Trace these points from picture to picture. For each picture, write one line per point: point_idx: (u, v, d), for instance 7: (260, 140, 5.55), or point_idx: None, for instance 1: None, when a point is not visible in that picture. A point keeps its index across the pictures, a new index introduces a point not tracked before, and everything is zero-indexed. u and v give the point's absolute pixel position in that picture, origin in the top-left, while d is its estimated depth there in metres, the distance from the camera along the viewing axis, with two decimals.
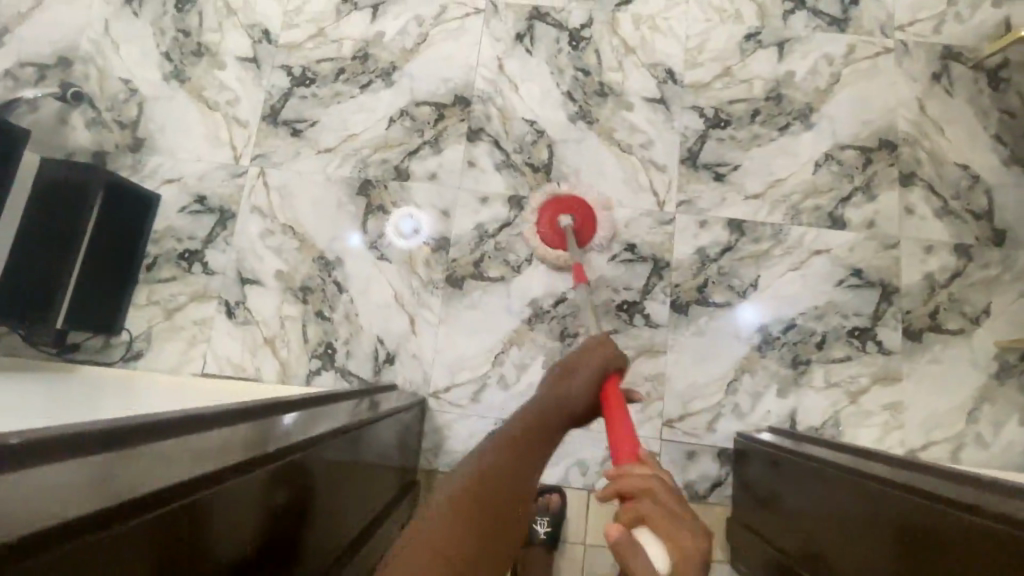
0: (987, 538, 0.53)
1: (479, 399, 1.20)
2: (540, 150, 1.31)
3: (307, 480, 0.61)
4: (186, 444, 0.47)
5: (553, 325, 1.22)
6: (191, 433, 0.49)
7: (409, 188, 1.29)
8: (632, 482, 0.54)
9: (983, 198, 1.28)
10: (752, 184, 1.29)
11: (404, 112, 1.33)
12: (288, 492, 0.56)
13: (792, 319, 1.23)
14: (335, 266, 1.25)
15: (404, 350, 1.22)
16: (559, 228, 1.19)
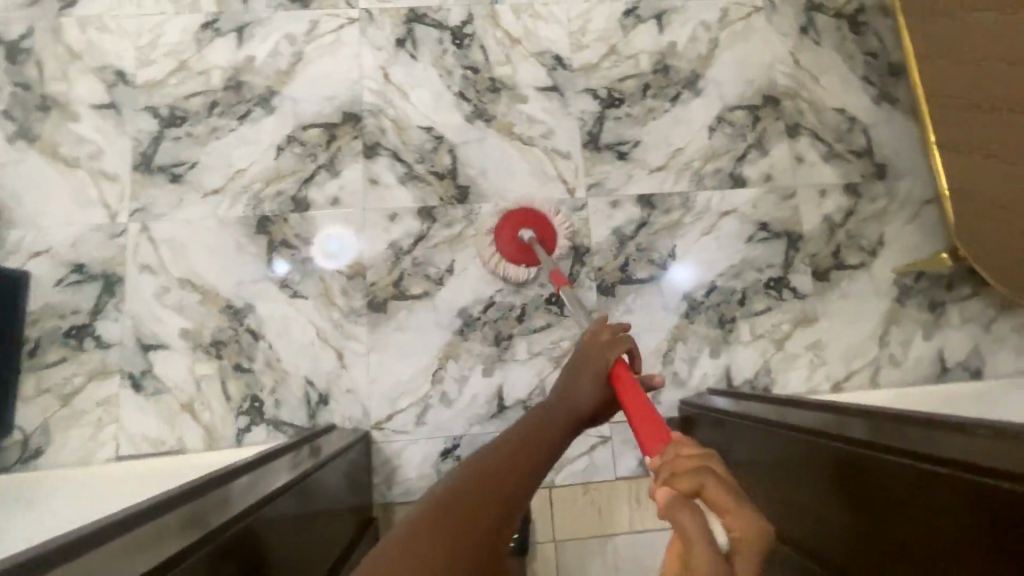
0: (913, 475, 0.55)
1: (423, 422, 1.16)
2: (442, 156, 1.27)
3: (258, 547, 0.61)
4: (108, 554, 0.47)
5: (486, 332, 1.20)
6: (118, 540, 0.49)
7: (311, 217, 1.22)
8: (683, 463, 0.45)
9: (862, 138, 1.36)
10: (655, 157, 1.32)
11: (292, 138, 1.25)
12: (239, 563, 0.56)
13: (712, 282, 1.27)
14: (246, 313, 1.17)
15: (336, 388, 1.16)
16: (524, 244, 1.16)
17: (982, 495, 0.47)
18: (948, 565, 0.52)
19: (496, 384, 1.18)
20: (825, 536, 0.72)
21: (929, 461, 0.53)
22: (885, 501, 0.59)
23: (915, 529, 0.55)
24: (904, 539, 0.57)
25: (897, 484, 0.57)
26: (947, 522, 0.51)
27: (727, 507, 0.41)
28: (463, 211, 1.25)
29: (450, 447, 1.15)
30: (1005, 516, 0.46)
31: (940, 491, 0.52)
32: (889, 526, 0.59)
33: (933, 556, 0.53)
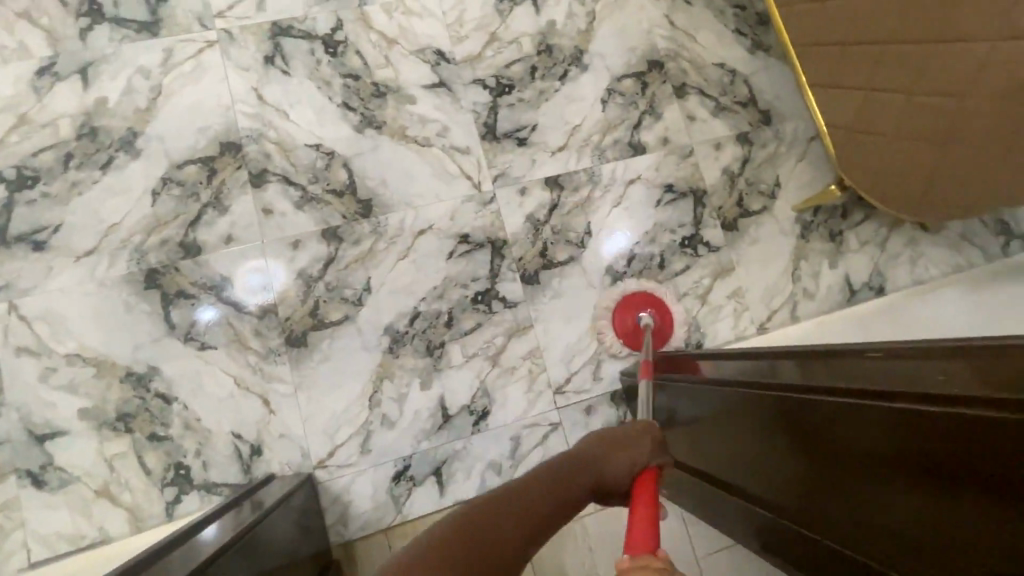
0: (859, 411, 0.55)
1: (368, 450, 1.11)
2: (337, 173, 1.21)
3: None
4: None
5: (416, 344, 1.16)
6: None
7: (204, 261, 1.13)
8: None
9: (744, 88, 1.41)
10: (554, 139, 1.31)
11: (168, 180, 1.15)
12: None
13: (632, 251, 1.29)
14: (151, 377, 1.07)
15: (268, 435, 1.09)
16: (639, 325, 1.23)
17: (924, 423, 0.48)
18: (890, 494, 0.52)
19: (436, 396, 1.15)
20: (777, 482, 0.73)
21: (876, 394, 0.54)
22: (846, 448, 0.57)
23: (860, 463, 0.56)
24: (851, 475, 0.57)
25: (844, 421, 0.57)
26: (890, 453, 0.51)
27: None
28: (370, 225, 1.19)
29: (401, 470, 1.11)
30: (943, 440, 0.46)
31: (883, 424, 0.52)
32: (837, 464, 0.59)
33: (875, 487, 0.54)
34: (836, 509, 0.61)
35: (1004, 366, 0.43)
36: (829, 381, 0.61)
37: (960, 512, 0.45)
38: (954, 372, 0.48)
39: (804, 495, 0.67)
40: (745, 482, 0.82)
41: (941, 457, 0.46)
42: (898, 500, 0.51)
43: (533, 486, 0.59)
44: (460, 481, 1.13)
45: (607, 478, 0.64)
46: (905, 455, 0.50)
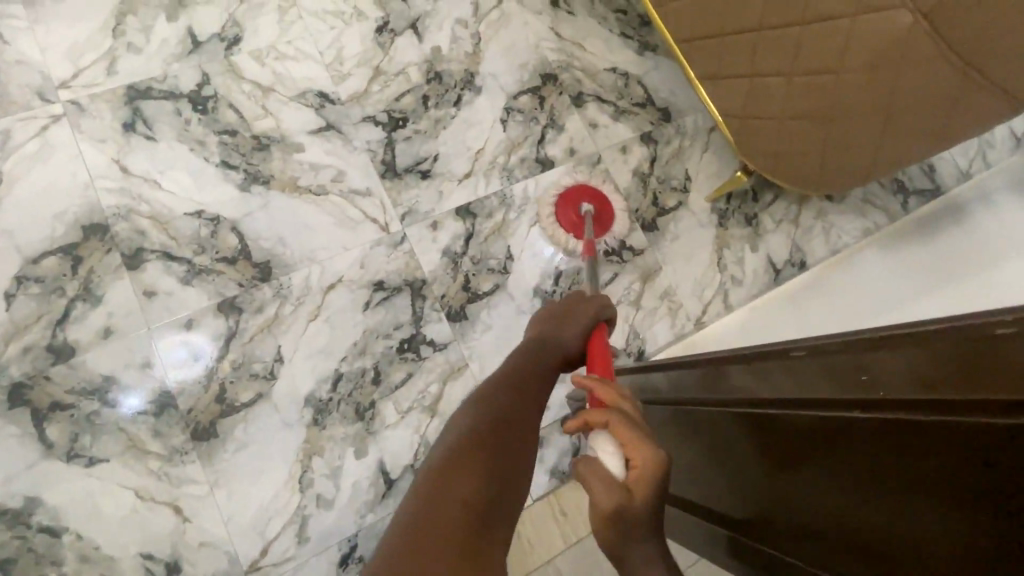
0: (833, 415, 0.51)
1: (306, 539, 0.99)
2: (225, 238, 1.10)
3: None
4: None
5: (343, 410, 1.06)
6: None
7: (81, 362, 0.98)
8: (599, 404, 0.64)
9: (639, 89, 1.42)
10: (459, 166, 1.25)
11: (23, 278, 1.00)
12: None
13: (557, 268, 1.24)
14: (30, 510, 0.91)
15: (185, 546, 0.95)
16: (581, 215, 1.23)
17: (906, 425, 0.43)
18: (863, 501, 0.48)
19: (374, 461, 1.05)
20: (746, 504, 0.68)
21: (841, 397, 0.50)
22: (818, 455, 0.54)
23: (833, 466, 0.52)
24: (822, 479, 0.53)
25: (819, 427, 0.53)
26: (869, 462, 0.47)
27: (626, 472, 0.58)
28: (271, 289, 1.09)
29: (347, 551, 1.00)
30: (927, 443, 0.42)
31: (861, 428, 0.48)
32: (815, 480, 0.54)
33: (848, 494, 0.50)
34: (805, 520, 0.57)
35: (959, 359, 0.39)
36: (784, 386, 0.58)
37: (950, 524, 0.40)
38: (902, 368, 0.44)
39: (775, 519, 0.62)
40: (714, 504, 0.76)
41: (926, 467, 0.42)
42: (873, 506, 0.47)
43: (513, 372, 0.76)
44: None
45: (569, 350, 0.81)
46: (887, 465, 0.45)
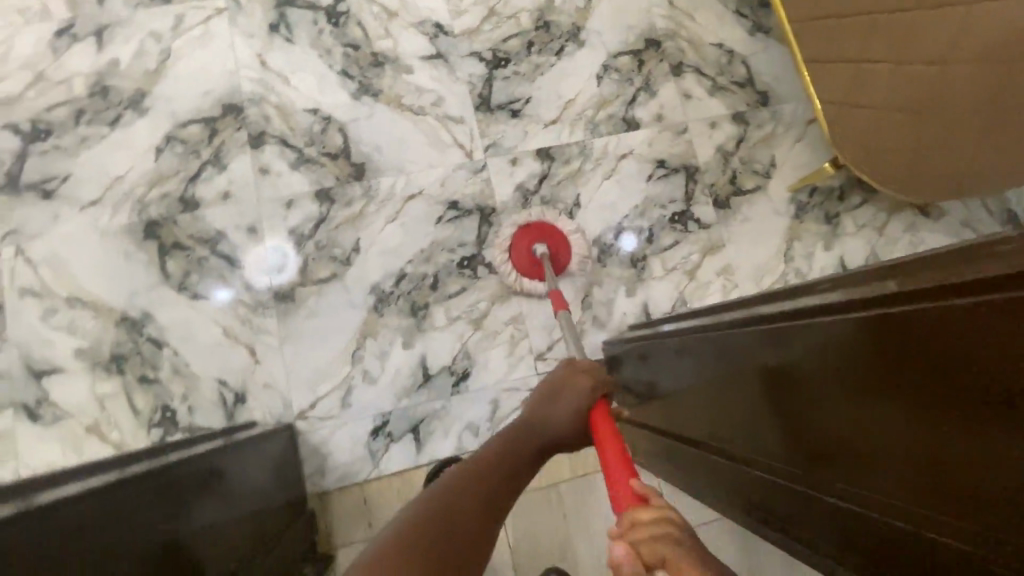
0: (813, 350, 0.46)
1: (349, 405, 1.13)
2: (332, 136, 1.24)
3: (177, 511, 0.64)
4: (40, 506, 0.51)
5: (400, 305, 1.18)
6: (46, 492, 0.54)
7: (201, 215, 1.17)
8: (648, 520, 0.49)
9: (742, 69, 1.40)
10: (548, 111, 1.32)
11: (171, 138, 1.20)
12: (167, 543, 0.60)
13: (620, 224, 1.28)
14: (144, 323, 1.11)
15: (253, 383, 1.12)
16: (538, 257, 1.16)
17: (888, 333, 0.38)
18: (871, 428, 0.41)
19: (418, 355, 1.17)
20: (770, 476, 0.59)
21: (824, 337, 0.45)
22: (815, 389, 0.47)
23: (834, 398, 0.45)
24: (826, 417, 0.46)
25: (812, 377, 0.47)
26: (872, 419, 0.40)
27: (651, 545, 0.43)
28: (362, 188, 1.22)
29: (380, 424, 1.13)
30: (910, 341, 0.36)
31: (852, 373, 0.42)
32: (829, 450, 0.47)
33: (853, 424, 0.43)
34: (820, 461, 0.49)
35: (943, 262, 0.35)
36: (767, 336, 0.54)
37: (973, 470, 0.33)
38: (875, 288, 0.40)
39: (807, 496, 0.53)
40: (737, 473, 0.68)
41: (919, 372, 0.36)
42: (879, 432, 0.40)
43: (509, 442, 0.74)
44: (437, 439, 1.14)
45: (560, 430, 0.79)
46: (892, 416, 0.38)
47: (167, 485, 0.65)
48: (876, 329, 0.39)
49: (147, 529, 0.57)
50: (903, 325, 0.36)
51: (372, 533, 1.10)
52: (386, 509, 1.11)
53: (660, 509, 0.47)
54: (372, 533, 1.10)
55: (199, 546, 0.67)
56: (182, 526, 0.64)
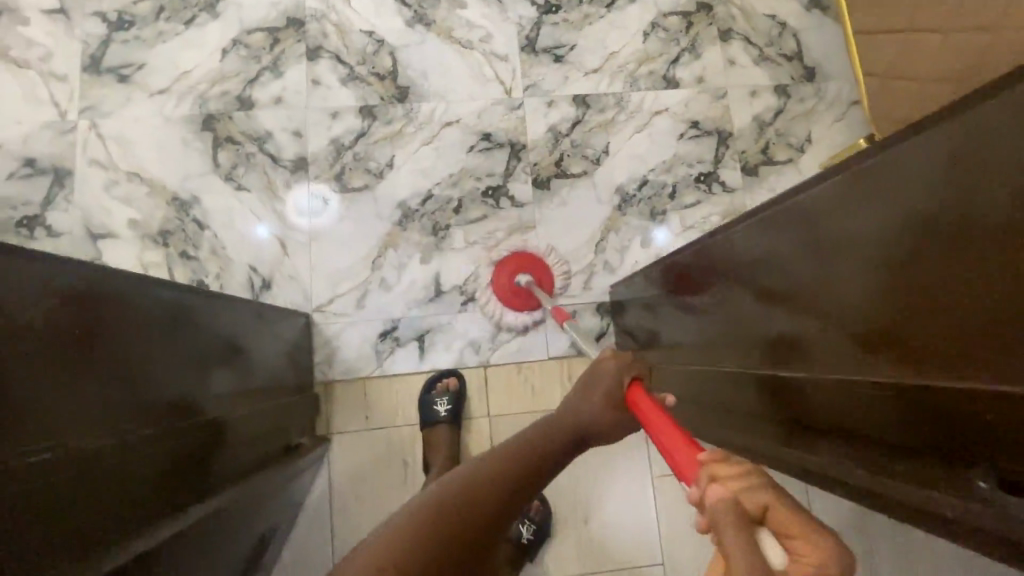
0: (836, 225, 0.51)
1: (364, 306, 1.21)
2: (383, 59, 1.31)
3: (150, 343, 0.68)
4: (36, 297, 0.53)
5: (423, 223, 1.25)
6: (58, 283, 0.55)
7: (254, 115, 1.26)
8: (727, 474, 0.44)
9: (793, 42, 1.39)
10: (590, 60, 1.35)
11: (237, 42, 1.29)
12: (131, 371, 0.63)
13: (644, 177, 1.31)
14: (192, 204, 1.22)
15: (280, 273, 1.21)
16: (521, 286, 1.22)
17: (907, 176, 0.43)
18: (890, 277, 0.45)
19: (434, 272, 1.23)
20: (761, 379, 0.65)
21: (849, 213, 0.49)
22: (833, 263, 0.51)
23: (853, 265, 0.49)
24: (844, 287, 0.50)
25: (834, 252, 0.51)
26: (880, 282, 0.46)
27: (797, 522, 0.40)
28: (403, 110, 1.29)
29: (389, 328, 1.21)
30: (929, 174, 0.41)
31: (875, 235, 0.46)
32: (844, 320, 0.50)
33: (871, 282, 0.47)
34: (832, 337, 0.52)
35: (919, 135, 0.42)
36: (775, 238, 0.61)
37: (952, 302, 0.40)
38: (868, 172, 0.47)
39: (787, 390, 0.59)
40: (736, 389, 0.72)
41: (938, 202, 0.40)
42: (898, 276, 0.44)
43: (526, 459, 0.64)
44: (440, 351, 1.21)
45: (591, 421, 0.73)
46: (917, 261, 0.42)
47: (127, 285, 0.66)
48: (899, 183, 0.44)
49: (83, 301, 0.58)
50: (911, 181, 0.42)
51: (368, 425, 1.18)
52: (384, 406, 1.19)
53: (742, 463, 0.44)
54: (368, 425, 1.18)
55: (141, 358, 0.66)
56: (122, 330, 0.63)
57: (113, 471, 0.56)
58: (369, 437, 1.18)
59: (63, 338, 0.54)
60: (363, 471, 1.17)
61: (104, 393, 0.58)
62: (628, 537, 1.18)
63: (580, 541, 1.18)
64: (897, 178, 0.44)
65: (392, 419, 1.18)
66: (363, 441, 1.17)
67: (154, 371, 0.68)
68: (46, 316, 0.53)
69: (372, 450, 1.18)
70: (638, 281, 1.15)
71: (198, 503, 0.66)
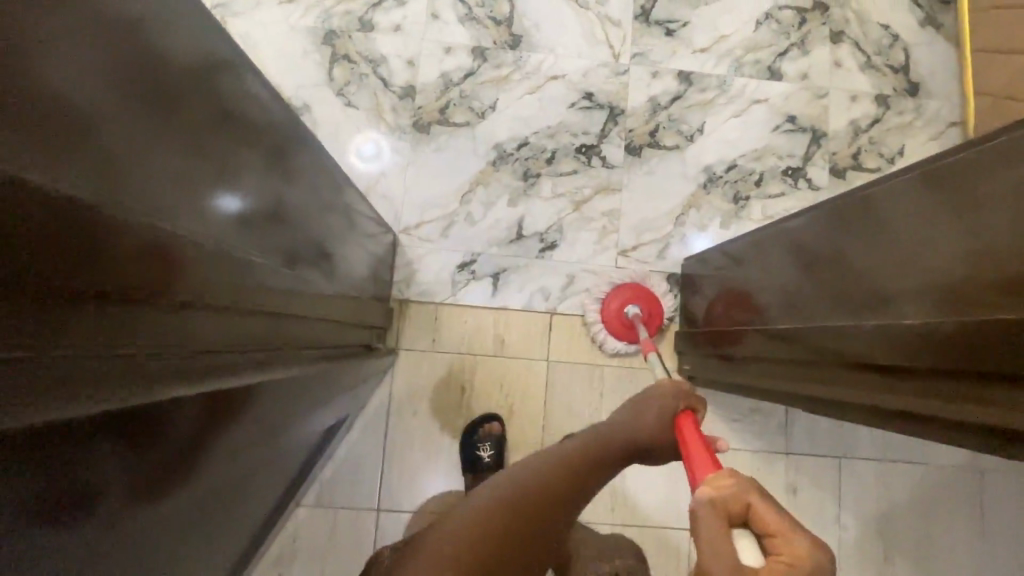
0: (908, 212, 0.67)
1: (448, 236, 1.27)
2: (501, 5, 1.34)
3: (231, 174, 0.61)
4: (129, 79, 0.43)
5: (515, 167, 1.29)
6: (150, 73, 0.46)
7: (373, 38, 1.31)
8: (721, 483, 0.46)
9: (901, 55, 1.40)
10: (699, 39, 1.37)
11: None
12: (215, 196, 0.56)
13: (733, 161, 1.34)
14: (302, 112, 1.28)
15: (374, 190, 1.27)
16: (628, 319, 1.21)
17: (969, 175, 0.58)
18: (946, 252, 0.60)
19: (518, 216, 1.28)
20: (816, 333, 0.79)
21: (919, 203, 0.65)
22: (901, 241, 0.67)
23: (918, 244, 0.64)
24: (907, 260, 0.65)
25: (903, 233, 0.67)
26: (937, 255, 0.61)
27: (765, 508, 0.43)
28: (513, 57, 1.33)
29: (468, 261, 1.26)
30: (984, 175, 0.56)
31: (944, 219, 0.61)
32: (900, 285, 0.66)
33: (931, 257, 0.62)
34: (883, 300, 0.68)
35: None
36: (854, 220, 0.77)
37: (984, 266, 0.55)
38: (967, 158, 0.59)
39: (873, 331, 0.66)
40: (792, 346, 0.84)
41: (988, 193, 0.56)
42: (955, 248, 0.59)
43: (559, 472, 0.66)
44: (512, 290, 1.26)
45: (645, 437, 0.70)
46: (967, 236, 0.58)
47: (245, 139, 0.65)
48: (962, 180, 0.59)
49: (172, 104, 0.49)
50: (974, 178, 0.58)
51: (433, 348, 1.24)
52: (451, 333, 1.25)
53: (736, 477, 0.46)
54: (433, 348, 1.24)
55: (225, 193, 0.59)
56: (213, 156, 0.56)
57: (213, 301, 0.50)
58: (432, 359, 1.24)
59: (187, 159, 0.51)
60: (421, 389, 1.23)
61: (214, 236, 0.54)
62: (659, 498, 1.23)
63: (613, 493, 1.22)
64: (996, 161, 0.55)
65: (456, 346, 1.24)
66: (427, 361, 1.23)
67: (246, 232, 0.64)
68: (188, 134, 0.51)
69: (433, 371, 1.23)
70: (713, 259, 1.18)
71: (268, 369, 0.60)
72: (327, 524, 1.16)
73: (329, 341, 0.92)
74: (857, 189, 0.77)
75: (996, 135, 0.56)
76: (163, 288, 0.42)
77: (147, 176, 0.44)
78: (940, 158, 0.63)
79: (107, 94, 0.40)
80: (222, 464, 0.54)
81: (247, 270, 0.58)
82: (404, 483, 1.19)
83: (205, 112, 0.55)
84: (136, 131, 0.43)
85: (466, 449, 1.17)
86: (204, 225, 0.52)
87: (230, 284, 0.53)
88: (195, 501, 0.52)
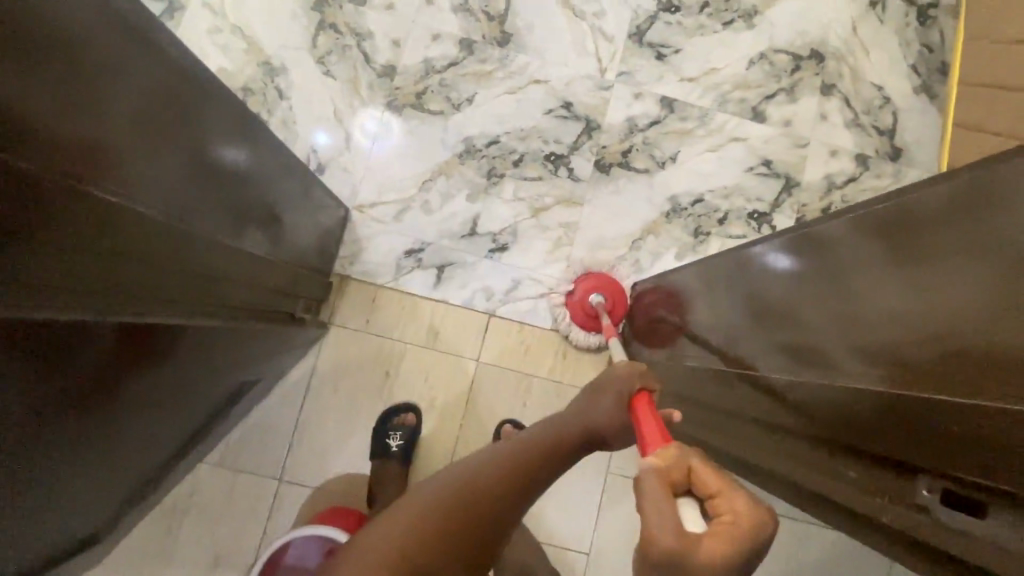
0: (860, 254, 0.54)
1: (401, 220, 1.26)
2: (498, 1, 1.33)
3: (175, 128, 0.62)
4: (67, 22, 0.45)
5: (481, 163, 1.29)
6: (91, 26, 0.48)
7: (363, 13, 1.30)
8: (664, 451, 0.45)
9: (889, 118, 1.38)
10: (689, 68, 1.36)
11: None
12: (155, 147, 0.58)
13: (701, 195, 1.32)
14: (279, 73, 1.27)
15: (335, 163, 1.27)
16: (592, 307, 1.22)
17: (927, 222, 0.46)
18: (886, 309, 0.48)
19: (474, 213, 1.27)
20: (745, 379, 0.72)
21: (870, 245, 0.52)
22: (846, 288, 0.55)
23: (862, 294, 0.52)
24: (849, 312, 0.53)
25: (852, 278, 0.54)
26: (876, 313, 0.49)
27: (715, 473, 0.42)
28: (499, 55, 1.32)
29: (416, 248, 1.26)
30: (942, 224, 0.44)
31: (891, 270, 0.49)
32: (836, 342, 0.54)
33: (873, 311, 0.49)
34: (817, 358, 0.56)
35: (991, 166, 0.41)
36: (808, 255, 0.64)
37: (918, 340, 0.43)
38: (928, 199, 0.46)
39: (792, 391, 0.58)
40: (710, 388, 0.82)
41: (941, 248, 0.44)
42: (895, 307, 0.47)
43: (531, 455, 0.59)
44: (455, 285, 1.25)
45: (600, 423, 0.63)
46: (908, 296, 0.45)
47: (195, 98, 0.67)
48: (918, 226, 0.47)
49: (113, 59, 0.51)
50: (931, 225, 0.45)
51: (365, 328, 1.23)
52: (387, 317, 1.24)
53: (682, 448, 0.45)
54: (365, 328, 1.23)
55: (169, 148, 0.61)
56: (157, 112, 0.58)
57: (132, 250, 0.51)
58: (363, 339, 1.23)
59: (124, 110, 0.53)
60: (346, 367, 1.22)
61: (144, 194, 0.55)
62: (565, 518, 1.21)
63: None
64: (961, 209, 0.43)
65: (389, 331, 1.23)
66: (358, 340, 1.23)
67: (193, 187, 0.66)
68: (128, 86, 0.54)
69: (362, 351, 1.23)
70: (653, 287, 1.18)
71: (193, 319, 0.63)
72: (226, 486, 1.16)
73: (270, 307, 0.93)
74: (817, 219, 0.65)
75: (967, 172, 0.43)
76: (73, 234, 0.44)
77: (74, 111, 0.46)
78: (903, 193, 0.50)
79: (43, 33, 0.43)
80: (121, 405, 0.57)
81: (173, 224, 0.59)
82: (311, 458, 1.18)
83: (148, 69, 0.57)
84: (83, 84, 0.47)
85: (377, 435, 1.17)
86: (137, 174, 0.54)
87: (152, 236, 0.55)
88: (82, 435, 0.53)
